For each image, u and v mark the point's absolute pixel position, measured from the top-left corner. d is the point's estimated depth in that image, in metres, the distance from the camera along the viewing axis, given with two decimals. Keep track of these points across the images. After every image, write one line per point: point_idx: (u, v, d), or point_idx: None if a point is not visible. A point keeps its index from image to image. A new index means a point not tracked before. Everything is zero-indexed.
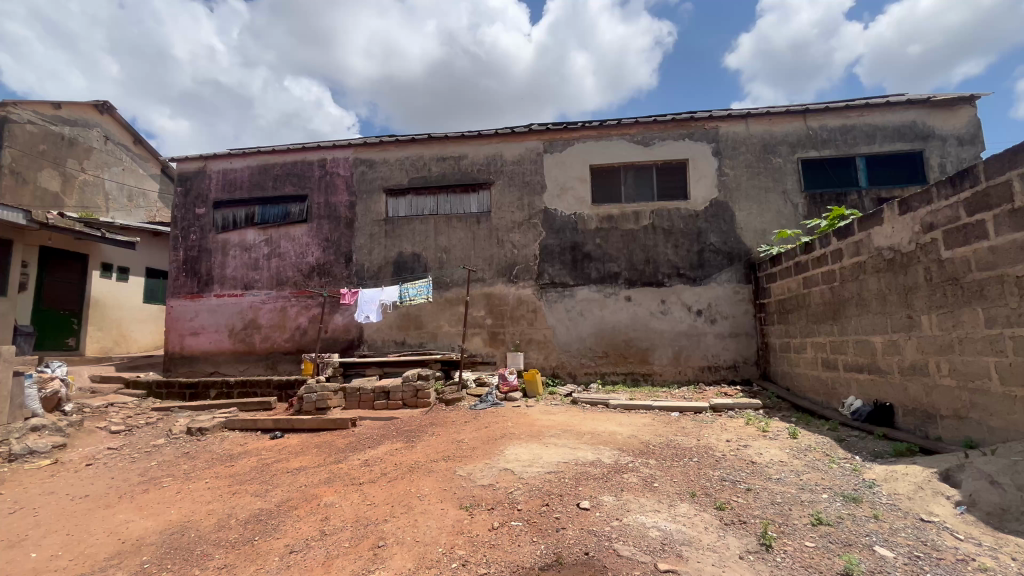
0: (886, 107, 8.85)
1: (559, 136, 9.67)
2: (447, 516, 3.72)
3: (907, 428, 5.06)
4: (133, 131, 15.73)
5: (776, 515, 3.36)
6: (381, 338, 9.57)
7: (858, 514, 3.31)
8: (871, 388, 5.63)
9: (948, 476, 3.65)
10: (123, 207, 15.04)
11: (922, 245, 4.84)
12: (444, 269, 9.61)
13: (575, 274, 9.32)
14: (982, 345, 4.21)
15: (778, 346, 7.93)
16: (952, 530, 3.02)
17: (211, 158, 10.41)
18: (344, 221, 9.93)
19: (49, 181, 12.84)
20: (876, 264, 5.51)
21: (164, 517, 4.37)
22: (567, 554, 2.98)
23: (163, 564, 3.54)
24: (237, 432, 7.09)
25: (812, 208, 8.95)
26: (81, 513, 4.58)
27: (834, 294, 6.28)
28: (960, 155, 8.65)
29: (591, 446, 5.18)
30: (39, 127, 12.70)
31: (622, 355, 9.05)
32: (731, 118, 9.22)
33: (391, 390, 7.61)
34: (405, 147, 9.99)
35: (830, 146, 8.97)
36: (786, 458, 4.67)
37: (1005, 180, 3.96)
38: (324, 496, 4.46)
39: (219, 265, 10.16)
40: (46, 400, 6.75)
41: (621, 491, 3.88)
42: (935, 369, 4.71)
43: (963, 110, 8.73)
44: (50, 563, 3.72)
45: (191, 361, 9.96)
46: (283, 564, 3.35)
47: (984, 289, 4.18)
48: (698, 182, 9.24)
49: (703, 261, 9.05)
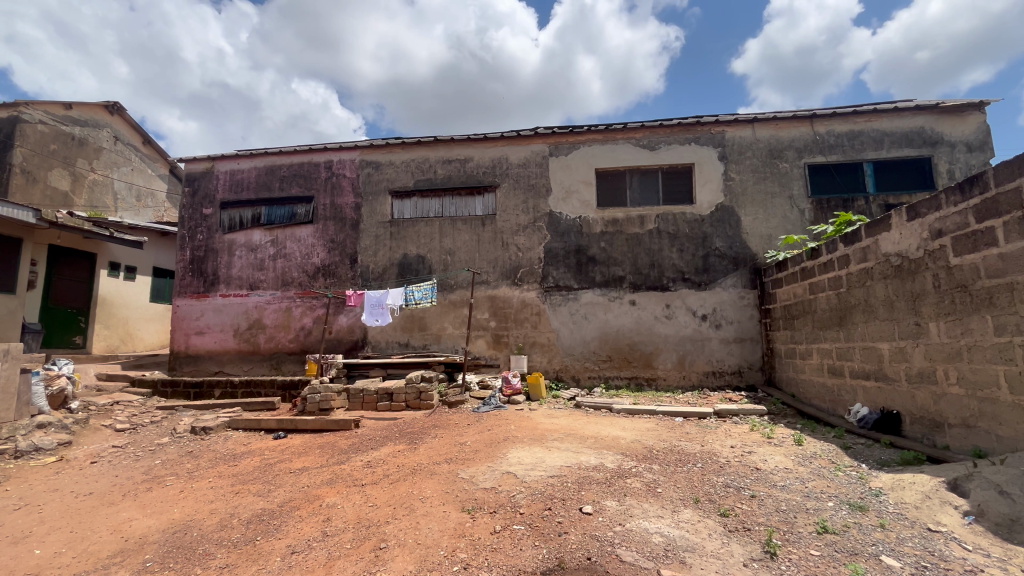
0: (895, 113, 8.81)
1: (564, 139, 9.66)
2: (449, 518, 3.73)
3: (914, 437, 5.00)
4: (142, 132, 15.86)
5: (781, 523, 3.33)
6: (386, 340, 9.60)
7: (864, 523, 3.27)
8: (878, 395, 5.58)
9: (956, 486, 3.60)
10: (131, 206, 15.13)
11: (930, 251, 4.80)
12: (448, 272, 9.62)
13: (580, 277, 9.31)
14: (992, 353, 4.16)
15: (783, 352, 7.89)
16: (960, 540, 2.97)
17: (219, 159, 10.48)
18: (350, 222, 9.97)
19: (59, 181, 12.99)
20: (884, 270, 5.46)
21: (166, 516, 4.38)
22: (569, 560, 2.95)
23: (165, 564, 3.53)
24: (240, 432, 7.10)
25: (819, 214, 8.92)
26: (85, 510, 4.60)
27: (841, 300, 6.23)
28: (969, 161, 8.58)
29: (594, 451, 5.16)
30: (50, 127, 12.87)
31: (626, 358, 9.03)
32: (737, 123, 9.16)
33: (394, 391, 7.65)
34: (411, 150, 10.03)
35: (837, 152, 8.92)
36: (791, 466, 4.62)
37: (1015, 187, 3.91)
38: (327, 497, 4.48)
39: (225, 265, 10.20)
40: (52, 398, 6.81)
41: (624, 496, 3.86)
42: (944, 377, 4.67)
43: (973, 115, 8.64)
44: (53, 560, 3.72)
45: (196, 361, 10.00)
46: (284, 564, 3.35)
47: (993, 296, 4.14)
48: (704, 186, 9.22)
49: (709, 266, 9.01)
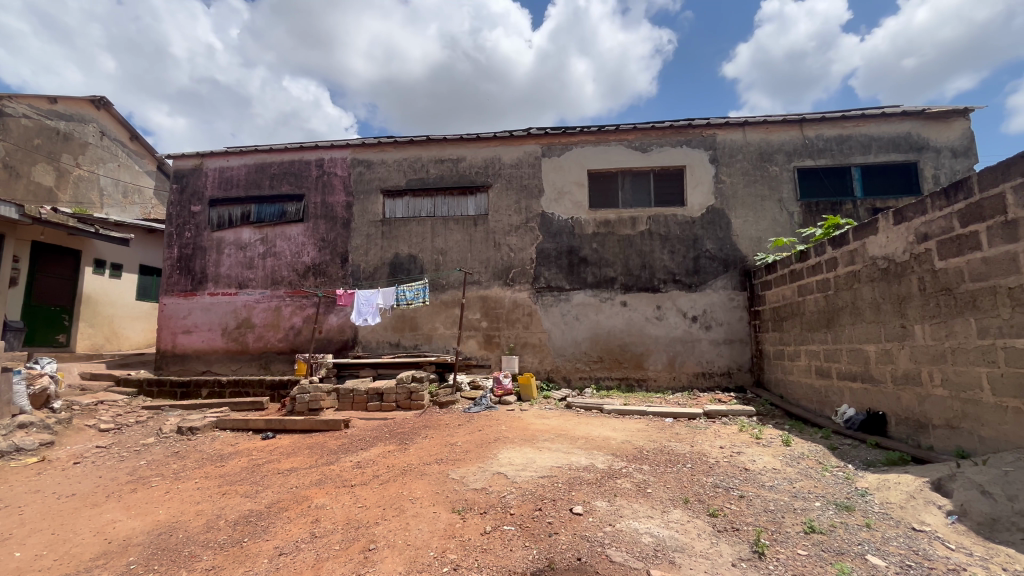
0: (882, 118, 8.93)
1: (557, 139, 9.67)
2: (438, 519, 3.70)
3: (899, 437, 5.08)
4: (129, 127, 15.61)
5: (769, 523, 3.36)
6: (376, 340, 9.53)
7: (850, 523, 3.31)
8: (864, 396, 5.65)
9: (940, 486, 3.66)
10: (118, 203, 14.89)
11: (916, 255, 4.88)
12: (440, 272, 9.59)
13: (572, 278, 9.33)
14: (975, 356, 4.24)
15: (772, 354, 7.96)
16: (943, 539, 3.02)
17: (209, 156, 10.35)
18: (341, 221, 9.90)
19: (43, 176, 12.74)
20: (870, 273, 5.54)
21: (150, 518, 4.31)
22: (559, 560, 2.96)
23: (149, 566, 3.48)
24: (227, 432, 7.01)
25: (808, 217, 9.03)
26: (67, 512, 4.52)
27: (829, 302, 6.31)
28: (954, 166, 8.73)
29: (584, 451, 5.17)
30: (34, 121, 12.63)
31: (617, 359, 9.06)
32: (728, 126, 9.26)
33: (384, 392, 7.60)
34: (403, 149, 9.99)
35: (826, 156, 9.03)
36: (779, 466, 4.66)
37: (999, 193, 3.99)
38: (315, 498, 4.43)
39: (213, 263, 10.08)
40: (34, 397, 6.68)
41: (614, 497, 3.87)
42: (928, 378, 4.74)
43: (958, 122, 8.81)
44: (34, 563, 3.65)
45: (183, 360, 9.88)
46: (272, 565, 3.32)
47: (977, 299, 4.22)
48: (695, 188, 9.29)
49: (699, 267, 9.08)
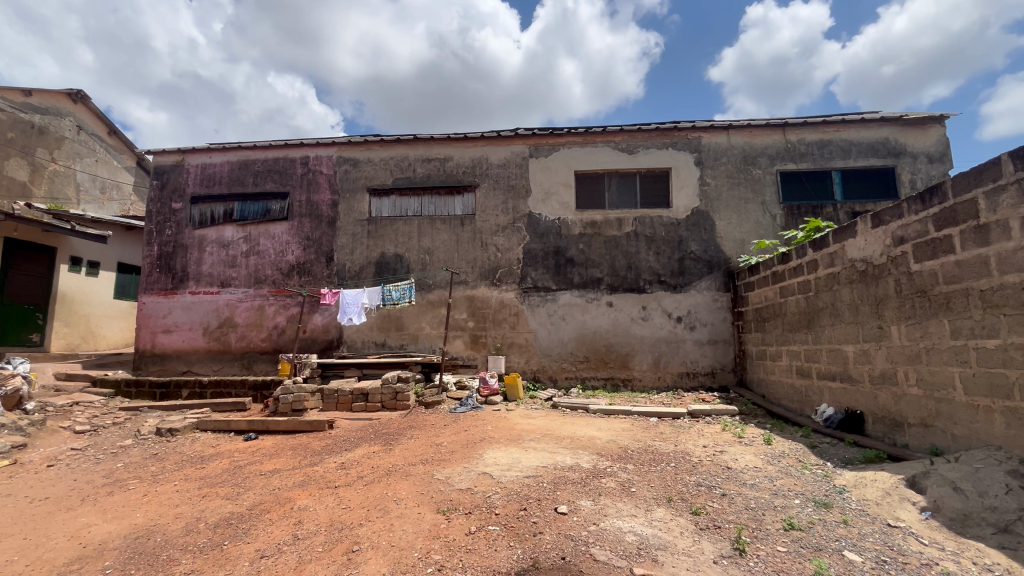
0: (862, 123, 9.14)
1: (544, 140, 9.70)
2: (423, 520, 3.69)
3: (876, 436, 5.20)
4: (107, 122, 15.25)
5: (750, 520, 3.41)
6: (362, 339, 9.45)
7: (828, 520, 3.38)
8: (843, 396, 5.77)
9: (915, 483, 3.75)
10: (95, 199, 14.53)
11: (892, 257, 5.00)
12: (426, 271, 9.55)
13: (559, 278, 9.36)
14: (948, 356, 4.36)
15: (754, 354, 8.08)
16: (917, 534, 3.10)
17: (190, 151, 10.15)
18: (326, 219, 9.80)
19: (16, 171, 12.37)
20: (849, 275, 5.66)
21: (127, 521, 4.21)
22: (543, 560, 2.96)
23: (125, 570, 3.40)
24: (208, 433, 6.89)
25: (790, 219, 9.18)
26: (40, 516, 4.40)
27: (809, 303, 6.44)
28: (929, 172, 8.96)
29: (570, 451, 5.20)
30: (8, 114, 12.28)
31: (602, 359, 9.12)
32: (713, 129, 9.40)
33: (369, 392, 7.54)
34: (390, 148, 9.93)
35: (807, 160, 9.21)
36: (760, 464, 4.74)
37: (972, 198, 4.11)
38: (298, 500, 4.38)
39: (195, 261, 9.89)
40: (5, 398, 6.48)
41: (599, 496, 3.89)
42: (904, 378, 4.86)
43: (933, 128, 9.04)
44: (4, 569, 3.55)
45: (163, 360, 9.68)
46: (253, 568, 3.27)
47: (951, 301, 4.33)
48: (680, 190, 9.39)
49: (684, 269, 9.18)
